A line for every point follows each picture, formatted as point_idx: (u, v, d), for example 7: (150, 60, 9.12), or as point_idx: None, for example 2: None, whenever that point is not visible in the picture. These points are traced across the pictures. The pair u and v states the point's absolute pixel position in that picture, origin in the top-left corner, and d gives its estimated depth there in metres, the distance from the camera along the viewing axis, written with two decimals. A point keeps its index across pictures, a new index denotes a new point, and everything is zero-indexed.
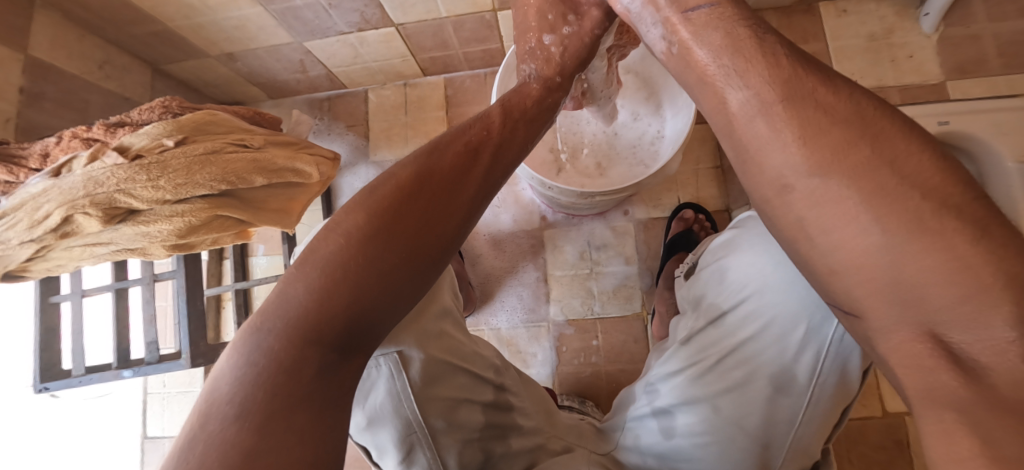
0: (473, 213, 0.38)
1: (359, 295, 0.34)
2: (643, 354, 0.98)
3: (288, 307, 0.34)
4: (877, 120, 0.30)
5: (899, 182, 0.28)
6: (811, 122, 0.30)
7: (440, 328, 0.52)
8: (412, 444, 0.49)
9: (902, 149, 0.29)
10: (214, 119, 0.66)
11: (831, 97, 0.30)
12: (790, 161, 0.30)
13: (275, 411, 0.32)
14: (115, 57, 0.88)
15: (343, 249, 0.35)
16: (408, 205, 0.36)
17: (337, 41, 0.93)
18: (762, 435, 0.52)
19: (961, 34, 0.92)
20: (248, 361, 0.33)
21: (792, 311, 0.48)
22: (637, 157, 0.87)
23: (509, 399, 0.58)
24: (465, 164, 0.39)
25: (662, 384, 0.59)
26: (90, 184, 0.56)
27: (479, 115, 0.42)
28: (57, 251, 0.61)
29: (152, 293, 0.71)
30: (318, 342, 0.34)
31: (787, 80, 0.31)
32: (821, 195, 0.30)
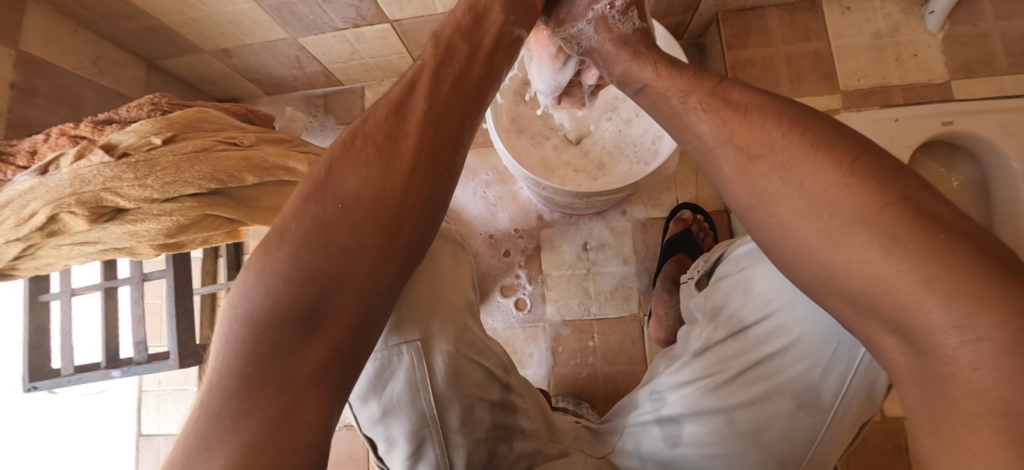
0: (423, 135, 0.40)
1: (304, 257, 0.37)
2: (640, 355, 0.97)
3: (247, 290, 0.37)
4: (793, 146, 0.36)
5: (807, 206, 0.35)
6: (735, 160, 0.38)
7: (466, 323, 0.51)
8: (423, 437, 0.48)
9: (807, 174, 0.35)
10: (204, 117, 0.65)
11: (788, 121, 0.37)
12: (733, 190, 0.39)
13: (236, 394, 0.34)
14: (109, 52, 0.87)
15: (303, 210, 0.38)
16: (344, 161, 0.39)
17: (332, 37, 0.92)
18: (779, 452, 0.51)
19: (968, 33, 0.91)
20: (219, 353, 0.36)
21: (820, 331, 0.47)
22: (637, 154, 0.85)
23: (515, 400, 0.57)
24: (399, 108, 0.41)
25: (670, 393, 0.58)
26: (77, 182, 0.55)
27: (413, 67, 0.45)
28: (45, 250, 0.60)
29: (141, 292, 0.71)
30: (281, 325, 0.36)
31: (717, 127, 0.40)
32: (780, 207, 0.36)
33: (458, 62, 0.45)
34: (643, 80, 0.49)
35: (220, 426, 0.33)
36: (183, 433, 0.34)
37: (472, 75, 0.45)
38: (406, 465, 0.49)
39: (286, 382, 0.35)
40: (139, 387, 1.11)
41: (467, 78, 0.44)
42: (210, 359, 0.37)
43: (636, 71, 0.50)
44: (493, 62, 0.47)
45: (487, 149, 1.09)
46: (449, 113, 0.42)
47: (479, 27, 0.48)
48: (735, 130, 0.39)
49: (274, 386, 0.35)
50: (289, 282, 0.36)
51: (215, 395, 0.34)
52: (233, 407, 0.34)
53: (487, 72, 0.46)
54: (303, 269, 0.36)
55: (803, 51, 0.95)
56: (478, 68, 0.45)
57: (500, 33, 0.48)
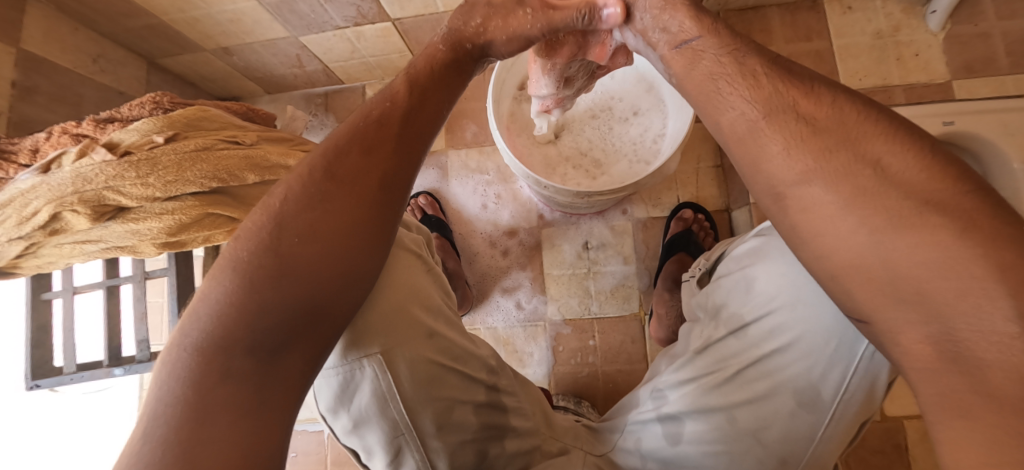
0: (386, 176, 0.42)
1: (259, 289, 0.37)
2: (640, 355, 0.97)
3: (198, 320, 0.37)
4: (857, 125, 0.34)
5: (879, 182, 0.33)
6: (793, 134, 0.35)
7: (427, 326, 0.49)
8: (400, 445, 0.49)
9: (882, 150, 0.33)
10: (206, 115, 0.65)
11: (813, 107, 0.36)
12: (779, 168, 0.35)
13: (190, 420, 0.33)
14: (109, 50, 0.87)
15: (262, 238, 0.39)
16: (303, 195, 0.40)
17: (333, 36, 0.92)
18: (779, 450, 0.51)
19: (968, 32, 0.91)
20: (166, 379, 0.35)
21: (821, 329, 0.47)
22: (637, 153, 0.85)
23: (504, 400, 0.57)
24: (362, 146, 0.42)
25: (670, 391, 0.58)
26: (79, 180, 0.55)
27: (372, 101, 0.46)
28: (47, 248, 0.60)
29: (142, 291, 0.71)
30: (236, 350, 0.36)
31: (767, 97, 0.37)
32: (809, 198, 0.34)
33: (424, 101, 0.46)
34: (687, 35, 0.41)
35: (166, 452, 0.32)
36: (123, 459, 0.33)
37: (428, 115, 0.46)
38: None
39: (248, 405, 0.35)
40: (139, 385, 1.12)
41: (428, 118, 0.46)
42: (152, 389, 0.36)
43: (672, 26, 0.42)
44: (453, 101, 0.49)
45: (487, 148, 1.09)
46: (408, 154, 0.44)
47: (456, 68, 0.49)
48: (789, 103, 0.36)
49: (233, 409, 0.34)
50: (241, 312, 0.37)
51: (165, 422, 0.33)
52: (185, 433, 0.33)
53: (444, 107, 0.48)
54: (259, 301, 0.37)
55: (804, 50, 0.95)
56: (437, 103, 0.47)
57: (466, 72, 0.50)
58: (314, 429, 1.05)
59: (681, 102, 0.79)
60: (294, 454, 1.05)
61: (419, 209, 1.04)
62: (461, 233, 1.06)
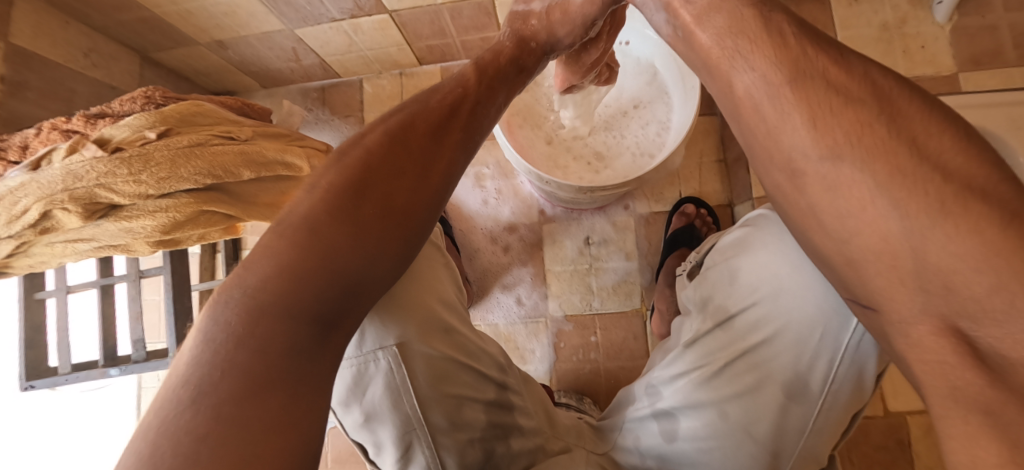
0: (455, 162, 0.43)
1: (334, 253, 0.35)
2: (643, 351, 0.96)
3: (247, 279, 0.34)
4: (892, 98, 0.32)
5: (919, 163, 0.30)
6: (822, 104, 0.32)
7: (445, 321, 0.49)
8: (410, 440, 0.48)
9: (919, 129, 0.31)
10: (199, 110, 0.64)
11: (843, 76, 0.32)
12: (801, 144, 0.32)
13: (242, 393, 0.29)
14: (101, 45, 0.85)
15: (328, 203, 0.37)
16: (381, 167, 0.39)
17: (330, 28, 0.90)
18: (771, 444, 0.51)
19: (975, 24, 0.89)
20: (211, 343, 0.31)
21: (806, 318, 0.45)
22: (640, 147, 0.83)
23: (511, 399, 0.56)
24: (441, 124, 0.43)
25: (664, 387, 0.57)
26: (70, 178, 0.54)
27: (439, 88, 0.47)
28: (39, 247, 0.59)
29: (138, 290, 0.70)
30: (297, 315, 0.33)
31: (794, 61, 0.33)
32: (834, 178, 0.32)
33: (486, 97, 0.48)
34: None
35: (209, 423, 0.28)
36: (151, 434, 0.28)
37: (488, 112, 0.48)
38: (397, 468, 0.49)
39: (298, 382, 0.32)
40: (137, 384, 1.11)
41: (491, 111, 0.48)
42: (184, 353, 0.32)
43: None
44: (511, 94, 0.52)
45: (488, 143, 1.07)
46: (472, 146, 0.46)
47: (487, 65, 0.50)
48: (818, 69, 0.33)
49: (284, 382, 0.31)
50: (307, 277, 0.34)
51: (215, 389, 0.29)
52: (240, 407, 0.29)
53: (499, 107, 0.49)
54: (330, 266, 0.35)
55: None
56: (494, 99, 0.48)
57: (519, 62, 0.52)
58: None
59: (687, 93, 0.77)
60: None
61: None
62: (461, 230, 1.05)
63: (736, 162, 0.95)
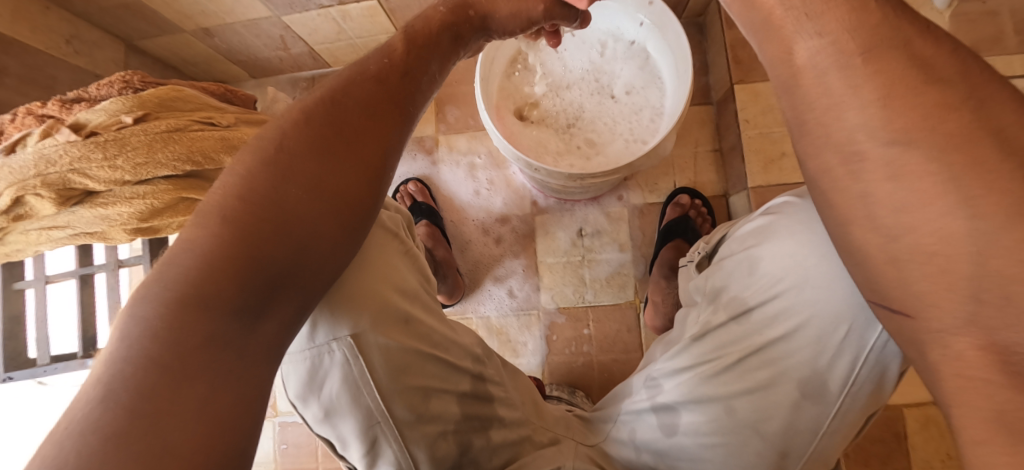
0: (386, 139, 0.42)
1: (257, 242, 0.35)
2: (636, 344, 0.95)
3: (173, 270, 0.33)
4: (979, 86, 0.31)
5: (1002, 157, 0.29)
6: (902, 80, 0.31)
7: (405, 311, 0.47)
8: (375, 436, 0.46)
9: (1008, 120, 0.29)
10: (179, 95, 0.62)
11: (929, 49, 0.31)
12: (868, 123, 0.31)
13: (160, 387, 0.29)
14: (83, 32, 0.84)
15: (250, 190, 0.36)
16: (308, 147, 0.38)
17: (317, 15, 0.88)
18: (780, 443, 0.49)
19: (977, 10, 0.87)
20: (126, 340, 0.30)
21: (835, 312, 0.44)
22: (633, 133, 0.82)
23: (490, 389, 0.55)
24: (368, 102, 0.42)
25: (666, 380, 0.56)
26: (41, 162, 0.52)
27: (371, 58, 0.45)
28: (13, 235, 0.57)
29: (116, 280, 0.69)
30: (218, 307, 0.32)
31: (875, 26, 0.31)
32: (900, 164, 0.31)
33: (420, 70, 0.47)
34: None
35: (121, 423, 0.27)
36: (60, 434, 0.27)
37: (425, 88, 0.47)
38: (365, 463, 0.48)
39: (224, 376, 0.31)
40: None
41: (423, 84, 0.47)
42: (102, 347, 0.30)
43: None
44: (442, 65, 0.51)
45: (479, 133, 1.05)
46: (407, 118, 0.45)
47: (433, 39, 0.49)
48: (904, 40, 0.31)
49: (207, 379, 0.30)
50: (229, 269, 0.33)
51: (126, 387, 0.28)
52: (154, 405, 0.28)
53: (433, 78, 0.49)
54: (255, 254, 0.34)
55: None
56: (426, 70, 0.48)
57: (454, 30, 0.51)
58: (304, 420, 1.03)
59: (680, 77, 0.76)
60: (283, 445, 1.04)
61: (409, 196, 1.01)
62: (452, 221, 1.03)
63: (731, 151, 0.94)
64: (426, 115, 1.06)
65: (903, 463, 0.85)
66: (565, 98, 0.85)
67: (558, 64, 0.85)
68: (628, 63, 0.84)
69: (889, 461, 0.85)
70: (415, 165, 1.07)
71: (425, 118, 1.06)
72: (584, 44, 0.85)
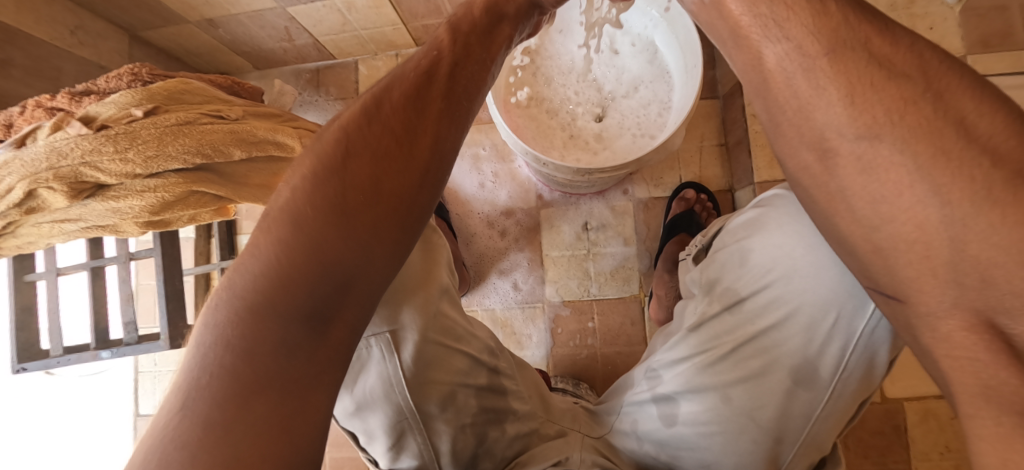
0: (440, 135, 0.38)
1: (322, 248, 0.33)
2: (640, 337, 0.96)
3: (250, 273, 0.33)
4: (937, 75, 0.31)
5: (965, 146, 0.30)
6: (862, 78, 0.31)
7: (439, 307, 0.48)
8: (402, 429, 0.48)
9: (969, 108, 0.30)
10: (187, 88, 0.62)
11: (886, 47, 0.32)
12: (835, 121, 0.31)
13: (232, 393, 0.30)
14: (88, 22, 0.83)
15: (303, 196, 0.34)
16: (367, 148, 0.35)
17: (322, 7, 0.88)
18: (776, 429, 0.49)
19: (985, 5, 0.87)
20: (201, 346, 0.32)
21: (820, 300, 0.44)
22: (641, 127, 0.82)
23: (504, 383, 0.55)
24: (418, 94, 0.38)
25: (665, 370, 0.56)
26: (53, 155, 0.52)
27: (427, 48, 0.41)
28: (25, 228, 0.58)
29: (128, 272, 0.69)
30: (275, 314, 0.32)
31: (834, 30, 0.32)
32: (870, 159, 0.31)
33: (472, 59, 0.42)
34: None
35: (190, 430, 0.29)
36: (151, 441, 0.29)
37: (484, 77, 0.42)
38: (388, 457, 0.49)
39: (287, 382, 0.32)
40: (134, 368, 1.10)
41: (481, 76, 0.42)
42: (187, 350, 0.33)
43: None
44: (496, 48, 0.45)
45: (485, 126, 1.05)
46: (459, 111, 0.39)
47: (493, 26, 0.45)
48: (861, 40, 0.31)
49: (274, 386, 0.31)
50: (297, 279, 0.33)
51: (202, 394, 0.30)
52: (225, 414, 0.29)
53: (489, 61, 0.44)
54: (312, 268, 0.33)
55: None
56: (480, 52, 0.43)
57: (499, 11, 0.46)
58: None
59: (688, 72, 0.76)
60: None
61: None
62: (458, 214, 1.03)
63: (737, 146, 0.94)
64: None
65: (902, 455, 0.86)
66: (568, 88, 0.84)
67: (563, 54, 0.85)
68: (637, 57, 0.84)
69: (888, 453, 0.86)
70: None
71: None
72: None
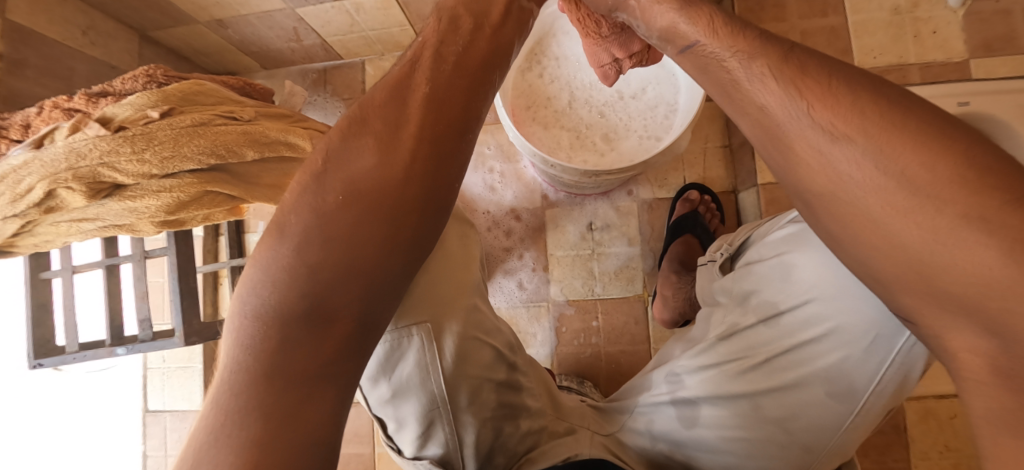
0: (429, 121, 0.38)
1: (309, 249, 0.36)
2: (643, 336, 0.97)
3: (254, 284, 0.36)
4: (884, 129, 0.29)
5: (908, 197, 0.28)
6: (813, 141, 0.30)
7: (476, 301, 0.51)
8: (432, 418, 0.49)
9: (913, 159, 0.28)
10: (201, 89, 0.63)
11: (830, 108, 0.30)
12: (833, 166, 0.30)
13: (258, 392, 0.33)
14: (99, 22, 0.84)
15: (296, 206, 0.37)
16: (336, 151, 0.38)
17: (332, 8, 0.88)
18: (803, 437, 0.50)
19: (989, 9, 0.88)
20: (230, 350, 0.35)
21: (861, 321, 0.43)
22: (647, 129, 0.83)
23: (520, 380, 0.57)
24: (400, 88, 0.39)
25: (687, 376, 0.57)
26: (72, 156, 0.53)
27: (412, 43, 0.42)
28: (43, 227, 0.59)
29: (142, 270, 0.70)
30: (284, 317, 0.35)
31: (784, 97, 0.31)
32: (843, 211, 0.31)
33: (462, 36, 0.41)
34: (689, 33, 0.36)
35: (229, 422, 0.33)
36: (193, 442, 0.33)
37: (477, 50, 0.40)
38: (416, 444, 0.50)
39: (301, 381, 0.34)
40: (143, 364, 1.12)
41: (475, 51, 0.40)
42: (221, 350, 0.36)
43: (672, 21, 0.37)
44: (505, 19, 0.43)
45: (491, 126, 1.06)
46: (454, 93, 0.39)
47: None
48: (806, 104, 0.30)
49: (298, 388, 0.34)
50: (292, 283, 0.35)
51: (228, 396, 0.33)
52: (248, 416, 0.33)
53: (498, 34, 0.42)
54: (305, 272, 0.35)
55: (819, 27, 0.91)
56: (473, 28, 0.41)
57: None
58: None
59: (695, 76, 0.77)
60: None
61: None
62: (464, 214, 1.04)
63: (740, 148, 0.95)
64: None
65: (902, 453, 0.87)
66: (577, 90, 0.85)
67: (569, 56, 0.85)
68: None
69: (889, 451, 0.87)
70: None
71: None
72: None
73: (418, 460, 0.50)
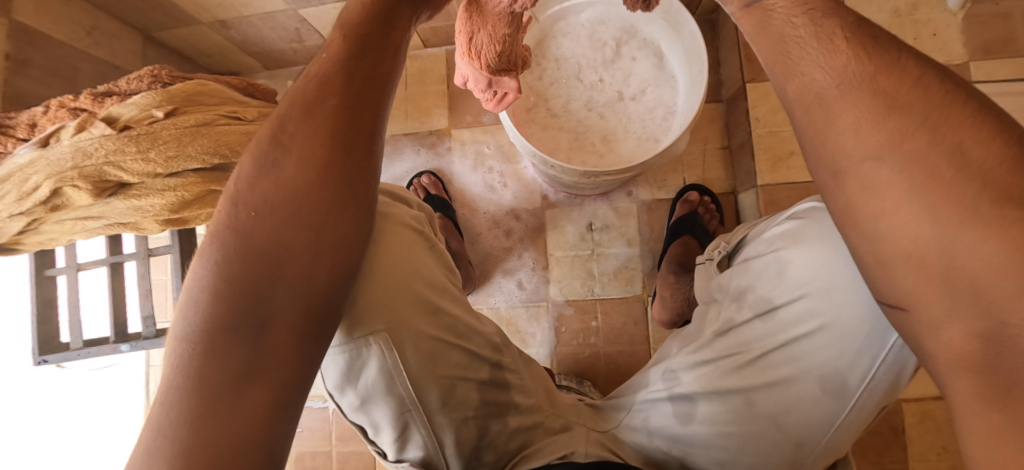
0: (337, 133, 0.39)
1: (235, 263, 0.37)
2: (642, 336, 0.98)
3: (190, 304, 0.37)
4: (943, 107, 0.32)
5: (957, 171, 0.31)
6: (870, 108, 0.33)
7: (433, 302, 0.49)
8: (406, 421, 0.49)
9: (967, 135, 0.31)
10: (205, 90, 0.64)
11: (895, 82, 0.33)
12: (848, 144, 0.34)
13: (198, 406, 0.34)
14: (104, 23, 0.85)
15: (223, 225, 0.38)
16: (254, 171, 0.39)
17: (334, 9, 0.89)
18: (796, 433, 0.50)
19: (988, 12, 0.88)
20: (171, 367, 0.36)
21: (854, 316, 0.44)
22: (646, 131, 0.83)
23: (507, 377, 0.57)
24: (309, 104, 0.40)
25: (683, 372, 0.58)
26: (79, 155, 0.54)
27: (318, 58, 0.43)
28: (48, 225, 0.60)
29: (146, 268, 0.71)
30: (222, 331, 0.36)
31: (854, 66, 0.34)
32: (872, 179, 0.33)
33: (370, 51, 0.42)
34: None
35: (164, 438, 0.33)
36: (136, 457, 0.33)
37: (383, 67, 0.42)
38: (395, 448, 0.51)
39: (234, 390, 0.35)
40: (146, 362, 1.14)
41: (382, 66, 0.43)
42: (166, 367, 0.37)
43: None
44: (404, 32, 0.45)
45: (491, 127, 1.07)
46: (362, 107, 0.41)
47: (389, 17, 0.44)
48: (866, 73, 0.34)
49: (229, 396, 0.34)
50: (224, 293, 0.36)
51: (170, 410, 0.34)
52: (185, 430, 0.33)
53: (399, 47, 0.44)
54: (232, 284, 0.37)
55: None
56: (377, 43, 0.43)
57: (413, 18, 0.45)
58: (320, 405, 1.07)
59: (694, 79, 0.78)
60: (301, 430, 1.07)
61: (423, 189, 1.03)
62: (464, 213, 1.05)
63: (740, 149, 0.95)
64: (440, 110, 1.08)
65: (900, 456, 0.87)
66: (576, 91, 0.86)
67: (569, 58, 0.86)
68: (645, 61, 0.85)
69: (886, 453, 0.87)
70: (425, 159, 1.09)
71: (438, 112, 1.08)
72: (598, 43, 0.85)
73: (399, 462, 0.51)
